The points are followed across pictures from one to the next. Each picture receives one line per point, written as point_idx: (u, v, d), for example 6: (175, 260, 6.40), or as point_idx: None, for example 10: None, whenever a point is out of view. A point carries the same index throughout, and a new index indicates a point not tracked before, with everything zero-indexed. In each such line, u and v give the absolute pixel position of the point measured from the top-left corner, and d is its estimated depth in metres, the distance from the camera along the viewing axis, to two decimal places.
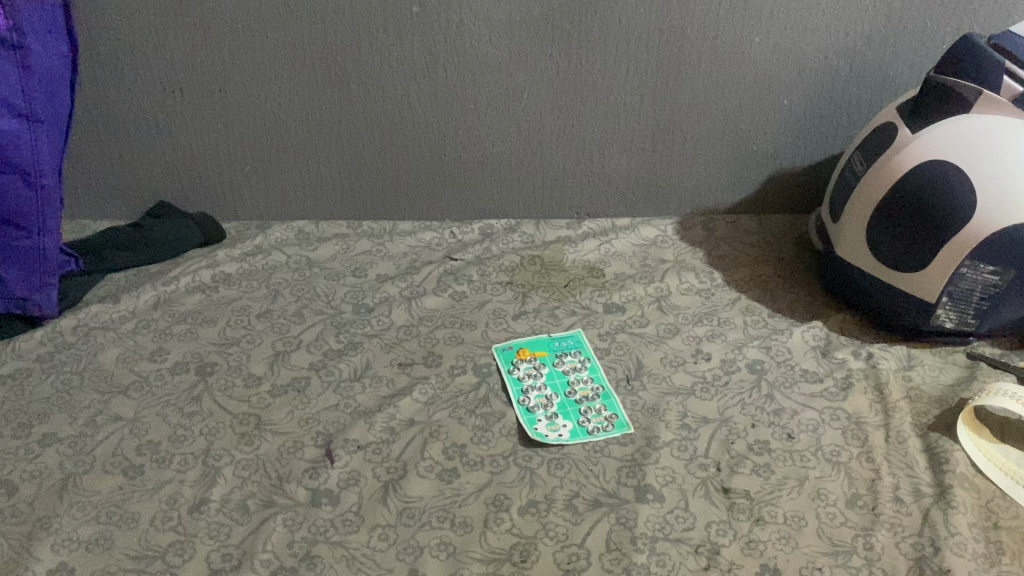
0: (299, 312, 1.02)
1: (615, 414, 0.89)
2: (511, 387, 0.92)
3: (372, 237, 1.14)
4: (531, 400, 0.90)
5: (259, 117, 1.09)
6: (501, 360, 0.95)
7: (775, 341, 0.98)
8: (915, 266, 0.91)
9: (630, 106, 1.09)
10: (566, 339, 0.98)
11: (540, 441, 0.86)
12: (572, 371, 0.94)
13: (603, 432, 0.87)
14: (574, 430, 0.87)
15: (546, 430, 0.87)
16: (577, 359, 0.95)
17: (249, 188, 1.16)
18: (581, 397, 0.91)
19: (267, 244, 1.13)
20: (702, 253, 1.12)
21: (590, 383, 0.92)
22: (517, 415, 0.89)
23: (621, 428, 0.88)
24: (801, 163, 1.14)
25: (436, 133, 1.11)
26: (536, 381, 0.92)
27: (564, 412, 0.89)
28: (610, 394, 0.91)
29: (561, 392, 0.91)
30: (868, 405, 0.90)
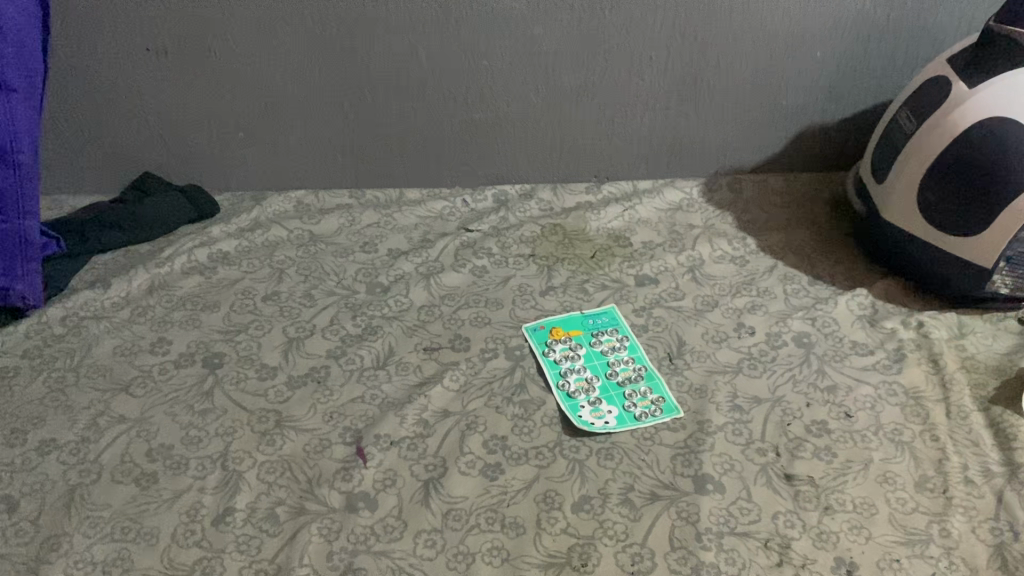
0: (309, 294, 0.94)
1: (662, 397, 0.83)
2: (548, 372, 0.85)
3: (379, 207, 1.06)
4: (571, 384, 0.84)
5: (252, 79, 1.00)
6: (535, 341, 0.89)
7: (820, 312, 0.92)
8: (972, 230, 0.86)
9: (655, 61, 1.01)
10: (600, 316, 0.92)
11: (586, 430, 0.80)
12: (610, 352, 0.88)
13: (651, 417, 0.81)
14: (621, 416, 0.81)
15: (591, 417, 0.81)
16: (614, 338, 0.89)
17: (242, 158, 1.06)
18: (624, 380, 0.85)
19: (265, 218, 1.04)
20: (732, 217, 1.06)
21: (631, 364, 0.87)
22: (558, 402, 0.82)
23: (670, 412, 0.82)
24: (831, 119, 1.08)
25: (446, 93, 1.02)
26: (574, 363, 0.86)
27: (607, 396, 0.83)
28: (654, 375, 0.86)
29: (602, 375, 0.86)
30: (924, 377, 0.86)
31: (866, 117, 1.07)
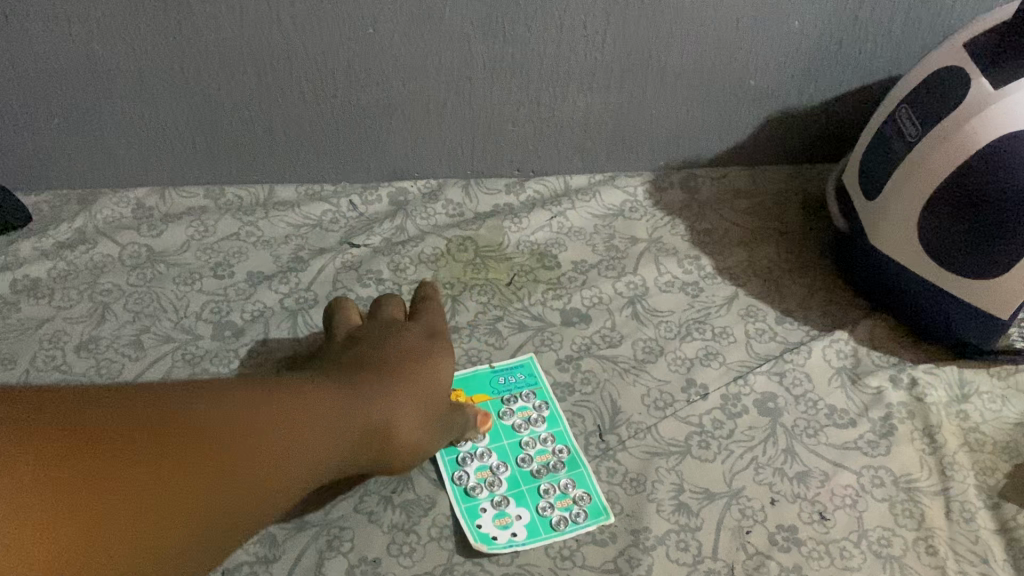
0: (138, 340, 0.73)
1: (587, 494, 0.64)
2: (442, 460, 0.66)
3: (240, 212, 0.84)
4: (471, 479, 0.65)
5: (57, 49, 0.75)
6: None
7: (789, 365, 0.74)
8: (987, 271, 0.67)
9: (593, 31, 0.78)
10: (513, 372, 0.72)
11: (486, 548, 0.61)
12: (524, 428, 0.68)
13: (572, 525, 0.62)
14: (533, 524, 0.62)
15: (493, 529, 0.62)
16: (530, 404, 0.70)
17: (61, 148, 0.83)
18: (540, 469, 0.66)
19: (93, 228, 0.82)
20: (683, 227, 0.87)
21: (550, 445, 0.67)
22: (452, 506, 0.63)
23: (597, 516, 0.63)
24: (809, 104, 0.87)
25: (321, 70, 0.79)
26: (477, 445, 0.67)
27: (518, 494, 0.64)
28: (578, 460, 0.67)
29: (512, 462, 0.66)
30: (918, 460, 0.68)
31: (851, 101, 0.87)
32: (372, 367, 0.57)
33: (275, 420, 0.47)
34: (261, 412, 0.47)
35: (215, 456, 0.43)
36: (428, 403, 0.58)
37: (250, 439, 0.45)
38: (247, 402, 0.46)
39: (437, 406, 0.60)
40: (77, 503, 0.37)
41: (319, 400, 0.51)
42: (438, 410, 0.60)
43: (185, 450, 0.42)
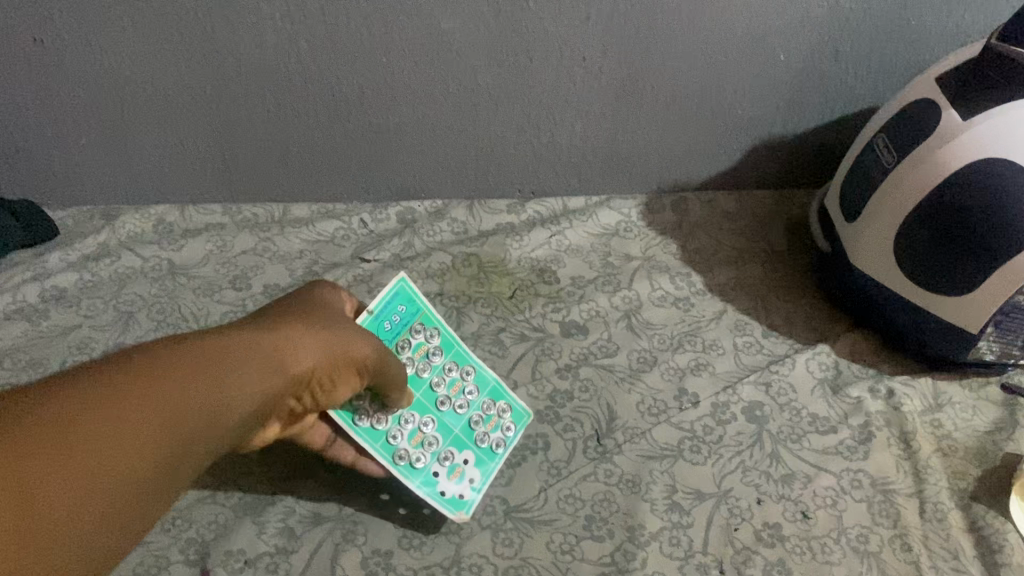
0: None
1: (506, 403, 0.70)
2: (375, 449, 0.63)
3: (256, 228, 0.89)
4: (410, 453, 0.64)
5: (87, 75, 0.79)
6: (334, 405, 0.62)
7: (775, 375, 0.79)
8: (951, 290, 0.73)
9: (591, 61, 0.83)
10: (398, 304, 0.67)
11: (464, 515, 0.65)
12: (425, 366, 0.68)
13: (508, 440, 0.68)
14: (480, 461, 0.67)
15: (454, 488, 0.65)
16: (427, 338, 0.68)
17: (88, 166, 0.87)
18: (459, 403, 0.68)
19: (116, 242, 0.87)
20: (675, 246, 0.92)
21: (456, 371, 0.69)
22: (415, 488, 0.64)
23: (519, 418, 0.70)
24: (793, 131, 0.92)
25: (335, 95, 0.83)
26: (398, 417, 0.64)
27: (453, 441, 0.67)
28: (484, 373, 0.70)
29: (433, 410, 0.67)
30: (895, 464, 0.72)
31: (832, 129, 0.92)
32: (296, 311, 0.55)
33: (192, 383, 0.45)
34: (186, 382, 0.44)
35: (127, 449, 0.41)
36: (366, 343, 0.56)
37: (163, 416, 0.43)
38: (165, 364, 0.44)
39: (374, 346, 0.57)
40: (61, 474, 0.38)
41: (250, 348, 0.49)
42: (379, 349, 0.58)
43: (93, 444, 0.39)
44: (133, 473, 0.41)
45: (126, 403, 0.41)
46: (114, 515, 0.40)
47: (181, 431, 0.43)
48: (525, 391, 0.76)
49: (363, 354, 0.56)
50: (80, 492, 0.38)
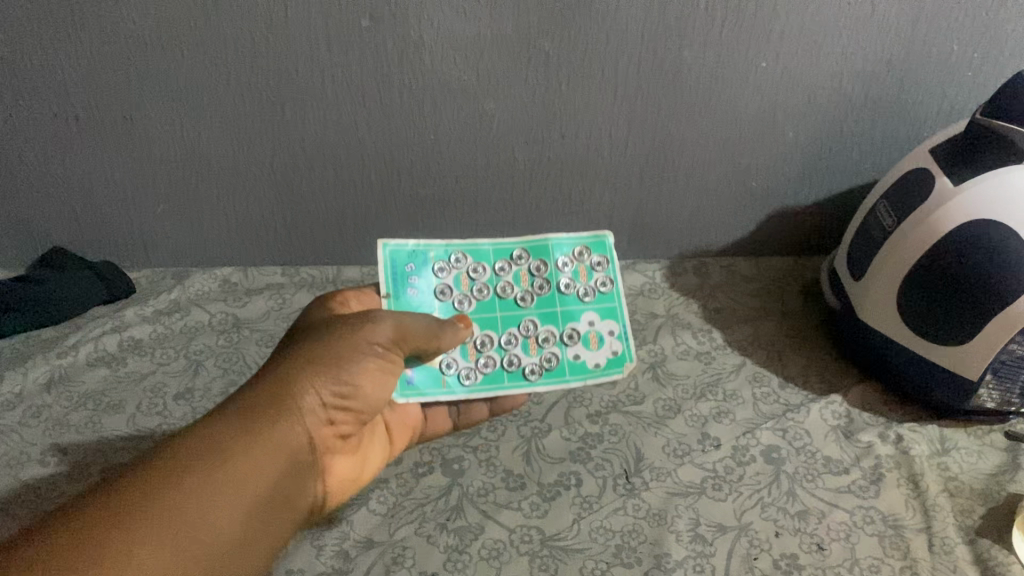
0: (227, 391, 0.85)
1: (581, 245, 0.76)
2: (510, 388, 0.70)
3: (313, 288, 0.98)
4: (538, 364, 0.71)
5: (168, 153, 0.90)
6: (442, 393, 0.69)
7: (791, 422, 0.85)
8: (953, 341, 0.79)
9: (617, 137, 0.92)
10: (403, 265, 0.72)
11: (631, 362, 0.73)
12: (482, 286, 0.73)
13: (605, 269, 0.76)
14: (598, 311, 0.74)
15: (601, 354, 0.73)
16: (456, 267, 0.73)
17: (164, 231, 0.98)
18: (541, 283, 0.74)
19: (186, 298, 0.96)
20: (697, 305, 0.99)
21: (507, 267, 0.74)
22: (569, 383, 0.72)
23: (601, 245, 0.77)
24: (804, 201, 1.00)
25: (387, 167, 0.93)
26: (500, 348, 0.72)
27: (564, 319, 0.74)
28: (533, 243, 0.75)
29: (524, 312, 0.73)
30: (904, 502, 0.78)
31: (841, 199, 1.00)
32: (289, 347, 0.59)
33: (224, 455, 0.50)
34: (218, 458, 0.49)
35: (199, 536, 0.47)
36: (367, 340, 0.59)
37: (213, 495, 0.48)
38: (194, 446, 0.49)
39: (377, 331, 0.60)
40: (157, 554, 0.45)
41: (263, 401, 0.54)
42: (387, 332, 0.61)
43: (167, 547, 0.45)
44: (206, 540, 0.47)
45: (175, 499, 0.47)
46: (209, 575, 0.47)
47: (236, 499, 0.49)
48: (558, 433, 0.83)
49: (367, 354, 0.60)
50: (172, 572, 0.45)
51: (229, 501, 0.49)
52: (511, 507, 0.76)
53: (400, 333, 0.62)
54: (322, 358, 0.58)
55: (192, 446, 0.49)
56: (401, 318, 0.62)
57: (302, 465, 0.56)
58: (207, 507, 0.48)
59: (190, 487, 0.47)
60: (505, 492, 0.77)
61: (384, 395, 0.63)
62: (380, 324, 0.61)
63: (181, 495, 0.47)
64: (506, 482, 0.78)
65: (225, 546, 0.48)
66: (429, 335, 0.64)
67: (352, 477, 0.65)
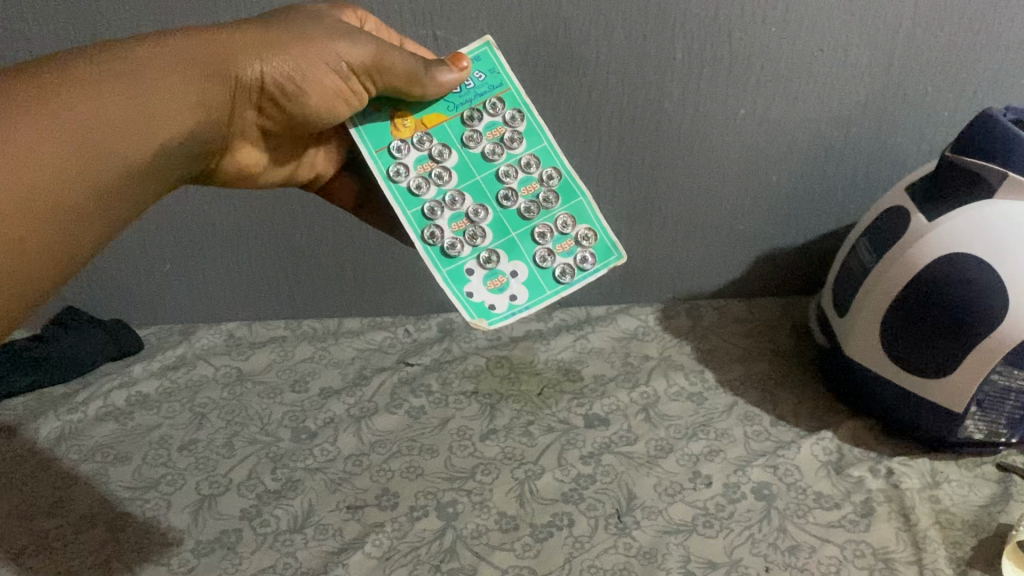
0: (229, 442, 0.88)
1: (595, 233, 0.65)
2: (405, 215, 0.63)
3: (314, 339, 1.02)
4: (447, 239, 0.63)
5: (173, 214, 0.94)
6: (370, 155, 0.63)
7: (782, 459, 0.86)
8: (912, 368, 0.82)
9: (604, 187, 0.95)
10: (476, 68, 0.64)
11: (484, 325, 0.63)
12: (497, 152, 0.64)
13: (579, 272, 0.64)
14: (529, 280, 0.64)
15: (485, 297, 0.63)
16: (502, 115, 0.64)
17: (172, 290, 1.02)
18: (529, 206, 0.64)
19: (192, 353, 1.00)
20: (689, 347, 1.01)
21: (535, 169, 0.65)
22: (436, 275, 0.63)
23: (607, 255, 0.64)
24: (791, 243, 1.03)
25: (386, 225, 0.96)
26: (445, 193, 0.64)
27: (507, 245, 0.64)
28: (572, 184, 0.65)
29: (492, 203, 0.64)
30: (895, 535, 0.78)
31: (827, 240, 1.02)
32: (262, 19, 0.58)
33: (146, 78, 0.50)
34: (154, 84, 0.50)
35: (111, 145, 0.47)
36: (332, 50, 0.57)
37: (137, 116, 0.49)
38: (132, 60, 0.50)
39: (350, 50, 0.58)
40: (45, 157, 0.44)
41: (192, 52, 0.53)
42: (359, 56, 0.58)
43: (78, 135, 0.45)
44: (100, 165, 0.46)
45: (102, 97, 0.47)
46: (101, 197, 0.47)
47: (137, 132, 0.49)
48: (551, 475, 0.84)
49: (327, 64, 0.57)
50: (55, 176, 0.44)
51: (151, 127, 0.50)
52: (503, 548, 0.77)
53: (374, 61, 0.59)
54: (282, 44, 0.56)
55: (133, 56, 0.50)
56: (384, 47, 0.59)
57: (202, 133, 0.55)
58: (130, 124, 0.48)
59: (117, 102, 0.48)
60: (499, 534, 0.78)
61: (328, 117, 0.61)
62: (356, 45, 0.58)
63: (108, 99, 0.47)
64: (499, 524, 0.79)
65: (131, 166, 0.49)
66: (411, 79, 0.59)
67: (241, 178, 0.66)
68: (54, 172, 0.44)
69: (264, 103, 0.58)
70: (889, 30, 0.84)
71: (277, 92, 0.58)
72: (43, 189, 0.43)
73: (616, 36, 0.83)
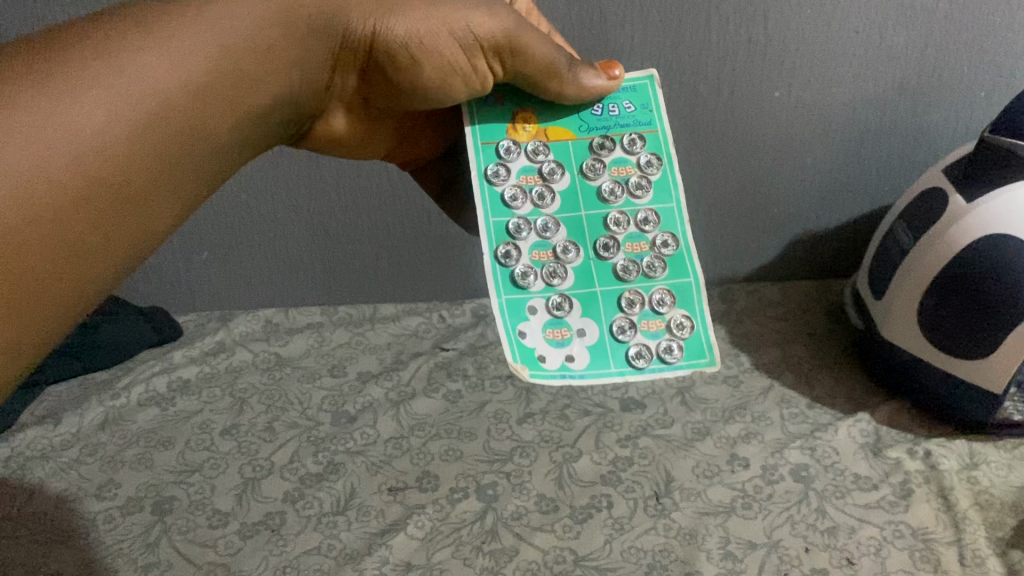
0: (270, 426, 0.89)
1: (692, 329, 0.51)
2: (485, 222, 0.51)
3: (350, 325, 1.03)
4: (525, 270, 0.50)
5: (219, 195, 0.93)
6: (474, 146, 0.52)
7: (819, 441, 0.86)
8: (947, 351, 0.82)
9: None
10: (627, 98, 0.53)
11: (526, 374, 0.49)
12: (614, 191, 0.52)
13: (658, 363, 0.50)
14: (596, 348, 0.50)
15: (540, 345, 0.49)
16: (637, 156, 0.52)
17: (211, 277, 1.03)
18: (629, 266, 0.51)
19: (231, 340, 1.01)
20: (723, 331, 1.02)
21: (651, 229, 0.52)
22: (493, 299, 0.50)
23: (697, 358, 0.51)
24: (825, 226, 1.03)
25: (421, 211, 0.96)
26: (538, 216, 0.51)
27: (590, 302, 0.51)
28: (688, 260, 0.52)
29: (587, 247, 0.51)
30: (934, 516, 0.78)
31: (862, 223, 1.02)
32: None
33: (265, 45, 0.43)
34: (243, 45, 0.42)
35: (192, 122, 0.40)
36: (463, 17, 0.48)
37: (214, 89, 0.41)
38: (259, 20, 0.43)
39: (483, 20, 0.49)
40: (145, 141, 0.38)
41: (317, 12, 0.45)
42: (494, 31, 0.49)
43: (159, 111, 0.38)
44: (192, 145, 0.41)
45: (220, 71, 0.41)
46: (185, 179, 0.41)
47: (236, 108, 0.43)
48: (589, 458, 0.85)
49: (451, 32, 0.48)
50: (151, 161, 0.38)
51: (230, 99, 0.42)
52: (544, 529, 0.77)
53: (507, 37, 0.49)
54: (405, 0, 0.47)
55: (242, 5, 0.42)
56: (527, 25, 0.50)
57: (292, 99, 0.47)
58: (221, 95, 0.41)
59: (194, 69, 0.39)
60: (539, 515, 0.79)
61: (440, 95, 0.52)
62: (494, 17, 0.49)
63: (185, 64, 0.39)
64: (538, 505, 0.80)
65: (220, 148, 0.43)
66: (548, 70, 0.50)
67: (338, 144, 0.58)
68: (148, 158, 0.38)
69: (370, 68, 0.50)
70: (926, 10, 0.84)
71: (390, 53, 0.49)
72: (134, 178, 0.38)
73: (651, 19, 0.83)
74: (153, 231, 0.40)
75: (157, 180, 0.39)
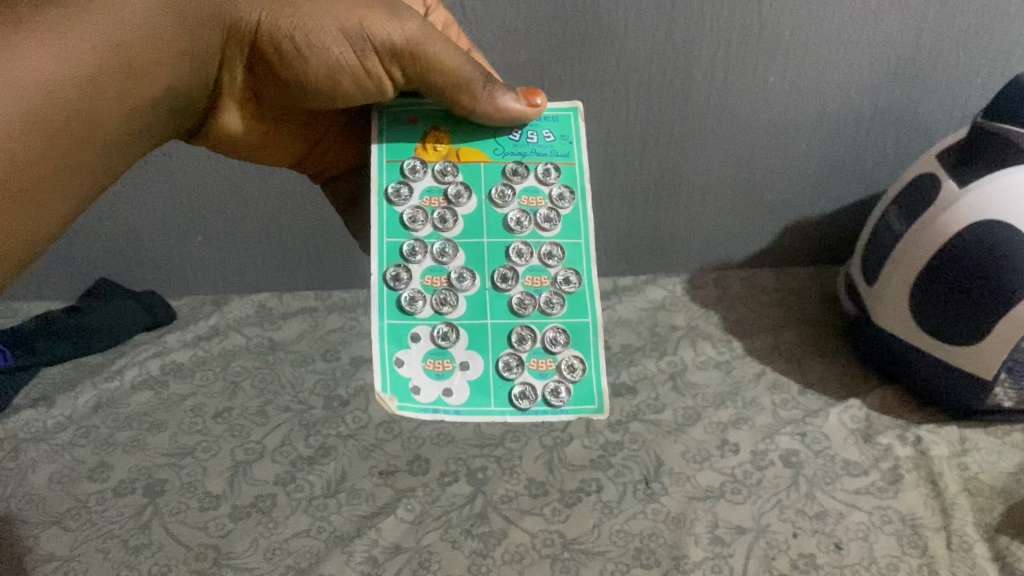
0: (262, 410, 0.89)
1: (583, 372, 0.53)
2: (380, 242, 0.52)
3: (344, 310, 1.03)
4: (416, 296, 0.52)
5: (152, 157, 0.90)
6: (379, 164, 0.53)
7: (810, 426, 0.86)
8: (937, 335, 0.82)
9: (632, 156, 0.95)
10: (545, 128, 0.55)
11: (394, 405, 0.50)
12: (520, 223, 0.53)
13: (539, 405, 0.52)
14: (478, 383, 0.52)
15: (419, 376, 0.51)
16: (547, 187, 0.54)
17: (205, 261, 1.03)
18: (525, 301, 0.53)
19: (224, 323, 1.01)
20: (717, 317, 1.02)
21: (555, 264, 0.53)
22: (375, 322, 0.51)
23: (584, 403, 0.52)
24: (820, 212, 1.02)
25: None
26: (438, 240, 0.53)
27: (480, 335, 0.52)
28: (587, 301, 0.53)
29: (487, 277, 0.53)
30: (923, 502, 0.78)
31: (857, 209, 1.02)
32: None
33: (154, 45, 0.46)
34: (128, 44, 0.45)
35: (70, 121, 0.44)
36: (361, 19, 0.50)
37: (102, 80, 0.44)
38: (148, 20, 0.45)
39: (384, 24, 0.50)
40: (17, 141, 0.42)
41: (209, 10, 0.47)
42: (391, 35, 0.50)
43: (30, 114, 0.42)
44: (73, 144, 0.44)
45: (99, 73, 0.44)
46: (71, 171, 0.45)
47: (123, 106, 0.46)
48: (580, 442, 0.85)
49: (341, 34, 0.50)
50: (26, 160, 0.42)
51: (114, 94, 0.45)
52: (533, 512, 0.78)
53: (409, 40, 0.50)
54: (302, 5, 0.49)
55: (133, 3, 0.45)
56: (423, 32, 0.51)
57: (188, 89, 0.50)
58: (101, 94, 0.44)
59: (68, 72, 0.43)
60: (528, 499, 0.79)
61: (329, 92, 0.53)
62: (396, 22, 0.50)
63: (65, 66, 0.43)
64: (528, 489, 0.80)
65: (112, 141, 0.47)
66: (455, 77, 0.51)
67: (237, 142, 0.59)
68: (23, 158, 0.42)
69: (267, 61, 0.51)
70: None
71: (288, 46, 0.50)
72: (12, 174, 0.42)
73: (643, 4, 0.82)
74: (54, 219, 0.46)
75: (37, 175, 0.43)
